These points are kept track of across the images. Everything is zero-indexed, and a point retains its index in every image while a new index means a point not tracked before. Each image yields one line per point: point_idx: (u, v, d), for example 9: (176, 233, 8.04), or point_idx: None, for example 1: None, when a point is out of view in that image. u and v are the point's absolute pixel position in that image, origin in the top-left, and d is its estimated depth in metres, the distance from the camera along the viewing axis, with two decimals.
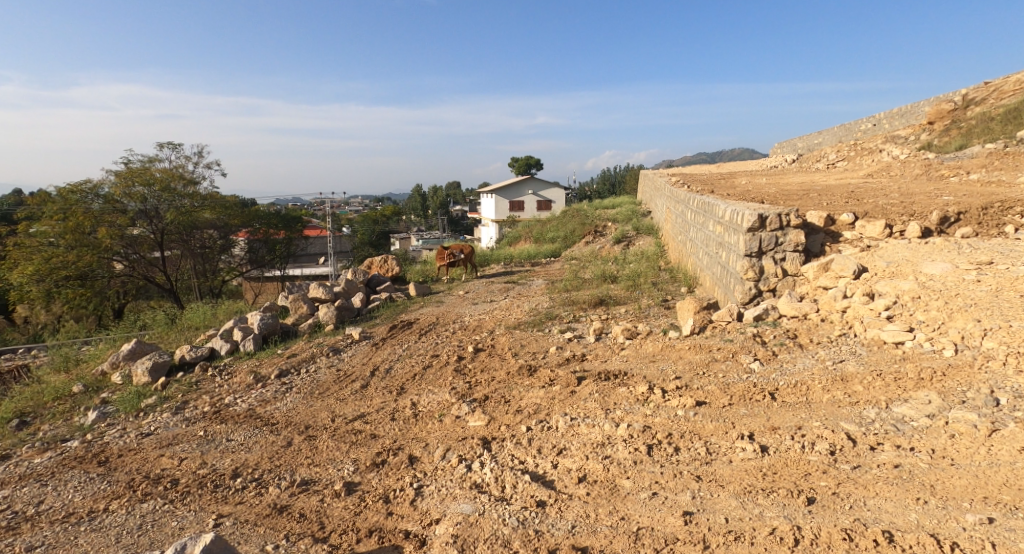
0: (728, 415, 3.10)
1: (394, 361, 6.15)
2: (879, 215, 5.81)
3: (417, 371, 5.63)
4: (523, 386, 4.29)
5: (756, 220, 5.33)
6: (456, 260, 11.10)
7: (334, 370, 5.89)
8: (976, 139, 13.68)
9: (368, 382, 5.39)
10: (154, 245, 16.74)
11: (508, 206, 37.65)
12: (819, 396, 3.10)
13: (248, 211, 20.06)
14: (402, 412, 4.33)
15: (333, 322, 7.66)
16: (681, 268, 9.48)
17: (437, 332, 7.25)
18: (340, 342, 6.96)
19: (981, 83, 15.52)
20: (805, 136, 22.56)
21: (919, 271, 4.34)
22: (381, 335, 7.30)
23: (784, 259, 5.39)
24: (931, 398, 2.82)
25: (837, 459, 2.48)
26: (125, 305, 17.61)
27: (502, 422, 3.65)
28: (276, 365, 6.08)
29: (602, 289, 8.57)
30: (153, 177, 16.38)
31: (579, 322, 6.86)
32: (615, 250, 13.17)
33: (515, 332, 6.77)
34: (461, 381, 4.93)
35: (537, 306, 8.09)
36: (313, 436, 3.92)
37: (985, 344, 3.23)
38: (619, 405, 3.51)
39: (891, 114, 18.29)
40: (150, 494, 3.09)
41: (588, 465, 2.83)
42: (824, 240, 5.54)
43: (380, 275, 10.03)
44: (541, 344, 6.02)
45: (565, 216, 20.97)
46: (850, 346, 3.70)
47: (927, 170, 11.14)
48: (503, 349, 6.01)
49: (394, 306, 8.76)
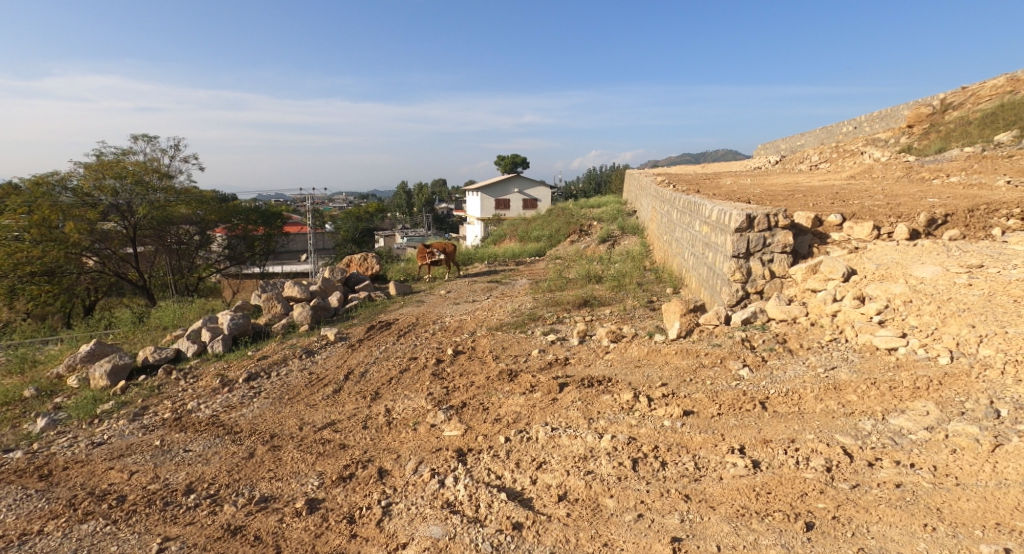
0: (717, 426, 2.93)
1: (369, 363, 5.91)
2: (866, 216, 5.72)
3: (394, 375, 5.41)
4: (502, 393, 4.09)
5: (744, 221, 5.20)
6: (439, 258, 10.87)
7: (306, 374, 5.63)
8: (954, 142, 13.81)
9: (341, 387, 5.15)
10: (127, 241, 16.27)
11: (493, 204, 37.43)
12: (812, 406, 2.95)
13: (226, 207, 19.57)
14: (375, 420, 4.11)
15: (308, 323, 7.39)
16: (666, 268, 9.36)
17: (416, 334, 7.02)
18: (314, 343, 6.70)
19: (959, 88, 15.69)
20: (788, 138, 22.69)
21: (910, 274, 4.22)
22: (358, 336, 7.04)
23: (771, 260, 5.27)
24: (929, 410, 2.67)
25: (834, 477, 2.32)
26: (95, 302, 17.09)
27: (479, 432, 3.45)
28: (244, 369, 5.80)
29: (586, 289, 8.40)
30: (125, 170, 16.04)
31: (562, 324, 6.68)
32: (600, 250, 13.05)
33: (497, 333, 6.57)
34: (438, 386, 4.71)
35: (520, 306, 7.90)
36: (278, 446, 3.68)
37: (981, 351, 3.08)
38: (602, 414, 3.34)
39: (872, 117, 18.45)
40: (91, 513, 2.84)
41: (569, 482, 2.64)
42: (811, 241, 5.42)
43: (359, 274, 9.76)
44: (523, 346, 5.83)
45: (550, 214, 20.81)
46: (842, 352, 3.56)
47: (909, 173, 11.18)
48: (484, 352, 5.80)
49: (373, 306, 8.49)
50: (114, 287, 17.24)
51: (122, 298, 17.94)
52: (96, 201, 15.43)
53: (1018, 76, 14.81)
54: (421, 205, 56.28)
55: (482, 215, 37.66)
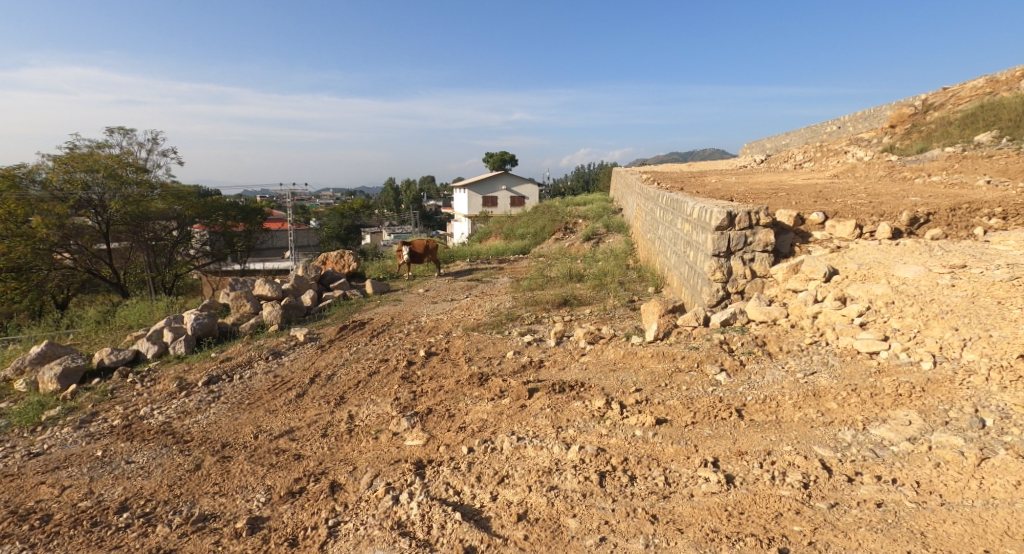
0: (691, 436, 2.76)
1: (338, 366, 5.67)
2: (848, 215, 5.60)
3: (362, 378, 5.18)
4: (471, 398, 3.89)
5: (725, 218, 5.05)
6: (419, 256, 10.63)
7: (270, 377, 5.38)
8: (936, 142, 13.85)
9: (305, 391, 4.92)
10: (101, 237, 15.95)
11: (481, 202, 37.18)
12: (790, 414, 2.79)
13: (206, 203, 19.11)
14: (336, 427, 3.90)
15: (279, 323, 7.14)
16: (648, 266, 9.22)
17: (390, 334, 6.78)
18: (282, 344, 6.44)
19: (940, 88, 15.77)
20: (773, 137, 22.73)
21: (892, 274, 4.09)
22: (330, 336, 6.80)
23: (752, 259, 5.13)
24: (911, 419, 2.52)
25: (811, 495, 2.16)
26: (68, 299, 16.68)
27: (442, 441, 3.25)
28: (205, 372, 5.55)
29: (567, 288, 8.22)
30: (97, 163, 15.27)
31: (540, 323, 6.50)
32: (584, 247, 12.89)
33: (472, 334, 6.36)
34: (406, 391, 4.50)
35: (499, 305, 7.71)
36: (228, 457, 3.46)
37: (965, 355, 2.93)
38: (572, 422, 3.15)
39: (855, 117, 18.51)
40: (10, 536, 2.65)
41: (530, 499, 2.46)
42: (793, 240, 5.30)
43: (335, 271, 9.49)
44: (498, 347, 5.64)
45: (537, 212, 20.62)
46: (822, 355, 3.41)
47: (891, 172, 11.15)
48: (458, 354, 5.59)
49: (347, 305, 8.24)
50: (88, 285, 16.77)
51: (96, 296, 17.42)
52: (66, 194, 14.88)
53: (997, 77, 14.90)
54: (408, 202, 55.83)
55: (470, 212, 37.40)
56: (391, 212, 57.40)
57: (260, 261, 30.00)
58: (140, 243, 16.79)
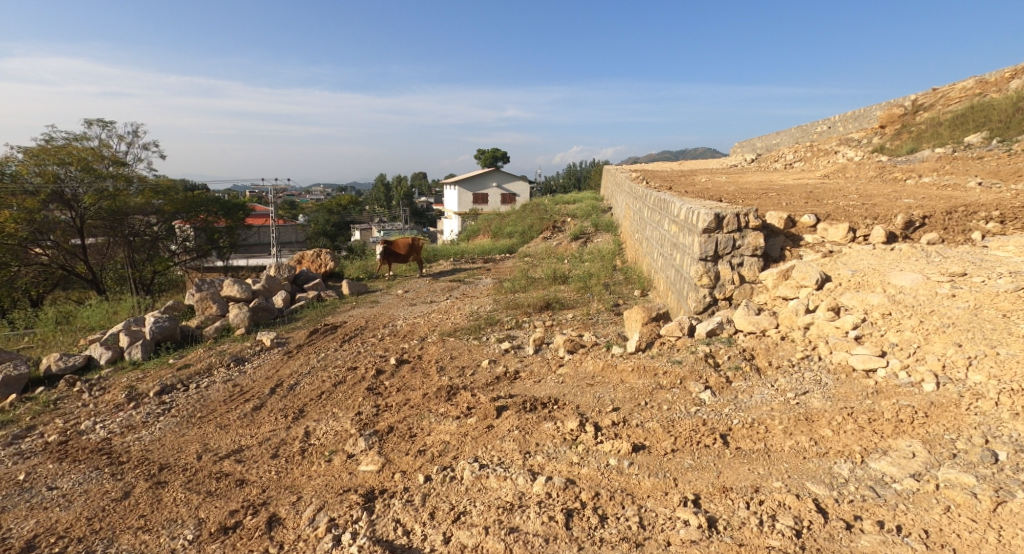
0: (670, 467, 2.47)
1: (303, 374, 5.33)
2: (841, 217, 5.33)
3: (326, 388, 4.85)
4: (435, 416, 3.59)
5: (712, 221, 4.77)
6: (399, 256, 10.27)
7: (229, 387, 5.05)
8: (926, 143, 13.70)
9: (263, 403, 4.59)
10: (77, 232, 15.17)
11: (471, 199, 36.82)
12: (781, 442, 2.51)
13: (189, 199, 18.58)
14: (288, 447, 3.58)
15: (245, 326, 6.82)
16: (636, 268, 8.96)
17: (363, 339, 6.45)
18: (245, 350, 6.09)
19: (929, 89, 15.65)
20: (763, 136, 22.56)
21: (888, 282, 3.82)
22: (298, 341, 6.46)
23: (741, 264, 4.87)
24: (915, 451, 2.24)
25: (804, 546, 1.88)
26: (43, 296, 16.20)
27: (398, 467, 2.95)
28: (159, 381, 5.21)
29: (550, 290, 7.93)
30: (69, 155, 15.02)
31: (520, 329, 6.20)
32: (572, 247, 12.60)
33: (448, 340, 6.05)
34: (370, 405, 4.18)
35: (479, 308, 7.39)
36: (162, 482, 3.16)
37: (972, 377, 2.66)
38: (541, 447, 2.86)
39: (845, 117, 18.38)
40: None
41: (486, 544, 2.18)
42: (783, 243, 5.03)
43: (310, 271, 9.12)
44: (474, 355, 5.34)
45: (525, 210, 20.31)
46: (815, 372, 3.13)
47: (882, 173, 10.96)
48: (431, 362, 5.27)
49: (321, 307, 7.89)
50: (63, 283, 16.19)
51: (71, 294, 16.91)
52: (36, 187, 14.35)
53: (986, 78, 14.81)
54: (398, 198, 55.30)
55: (460, 210, 37.03)
56: (381, 209, 56.83)
57: (244, 258, 29.45)
58: (119, 238, 16.16)
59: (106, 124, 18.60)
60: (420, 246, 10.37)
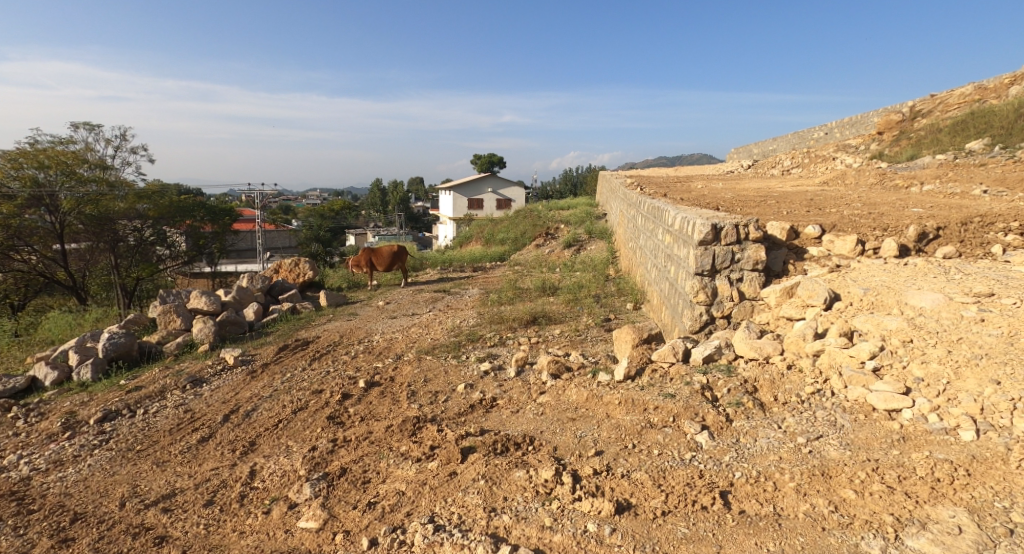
0: (660, 539, 2.07)
1: (263, 399, 4.87)
2: (847, 228, 4.92)
3: (284, 416, 4.38)
4: (395, 456, 3.15)
5: (709, 232, 4.38)
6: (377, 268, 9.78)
7: (179, 415, 4.59)
8: (925, 149, 13.39)
9: (213, 434, 4.13)
10: (57, 238, 14.74)
11: (466, 204, 36.40)
12: (793, 507, 2.09)
13: (175, 204, 17.65)
14: (225, 492, 3.13)
15: (210, 341, 6.39)
16: (628, 278, 8.54)
17: (334, 357, 5.98)
18: (205, 370, 5.64)
19: (928, 95, 15.37)
20: (760, 142, 22.31)
21: (906, 302, 3.40)
22: (264, 359, 5.99)
23: (740, 279, 4.46)
24: (962, 527, 1.83)
25: None
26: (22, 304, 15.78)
27: (341, 526, 2.52)
28: (104, 406, 4.76)
29: (538, 303, 7.50)
30: (48, 159, 14.44)
31: (502, 346, 5.76)
32: (564, 255, 12.19)
33: (426, 358, 5.61)
34: (326, 440, 3.73)
35: (461, 322, 6.96)
36: (68, 540, 2.73)
37: (1019, 425, 2.24)
38: (509, 503, 2.43)
39: (843, 123, 18.13)
40: None
41: None
42: (786, 256, 4.62)
43: (285, 281, 8.67)
44: (450, 377, 4.90)
45: (518, 215, 19.89)
46: (829, 410, 2.71)
47: (882, 180, 10.61)
48: (403, 385, 4.81)
49: (294, 320, 7.44)
50: (44, 290, 15.70)
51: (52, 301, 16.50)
52: (15, 191, 13.90)
53: (986, 84, 14.52)
54: (393, 203, 54.77)
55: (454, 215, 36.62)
56: (376, 213, 56.31)
57: (235, 264, 28.97)
58: (101, 244, 15.71)
59: (93, 129, 18.25)
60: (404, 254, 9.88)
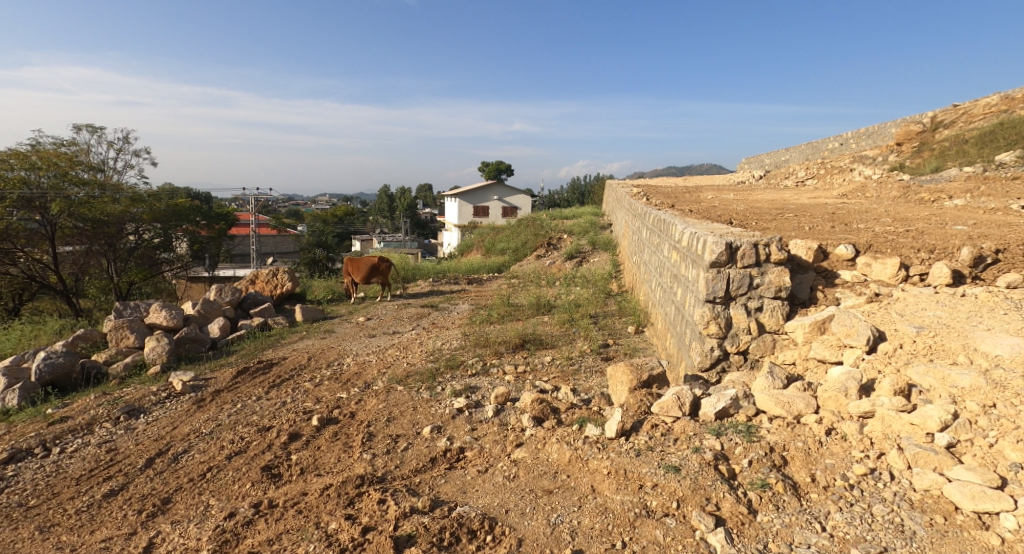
0: None
1: (200, 437, 4.20)
2: (885, 247, 4.18)
3: (216, 463, 3.70)
4: (318, 542, 2.46)
5: (723, 252, 3.71)
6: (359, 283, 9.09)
7: (97, 456, 3.93)
8: (950, 161, 12.58)
9: (124, 486, 3.46)
10: (47, 241, 14.10)
11: (471, 211, 35.80)
12: None
13: (172, 210, 17.02)
14: None
15: (162, 362, 5.76)
16: (632, 296, 7.82)
17: (296, 385, 5.29)
18: (147, 398, 4.97)
19: (950, 104, 14.59)
20: (772, 152, 21.59)
21: (976, 347, 2.68)
22: (218, 386, 5.32)
23: (759, 308, 3.76)
24: None
25: None
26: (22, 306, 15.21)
27: None
28: (16, 443, 4.13)
29: (530, 323, 6.80)
30: (39, 161, 13.87)
31: (484, 376, 5.07)
32: (565, 268, 11.48)
33: (396, 388, 4.92)
34: (249, 503, 3.03)
35: (445, 343, 6.28)
36: None
37: None
38: None
39: (858, 134, 17.38)
40: None
41: None
42: (814, 282, 3.91)
43: (259, 294, 8.04)
44: (418, 415, 4.21)
45: (521, 223, 19.19)
46: (893, 506, 2.00)
47: (906, 193, 9.85)
48: (363, 425, 4.09)
49: (263, 338, 6.78)
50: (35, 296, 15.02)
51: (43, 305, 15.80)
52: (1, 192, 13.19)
53: (1013, 94, 13.75)
54: (400, 210, 54.29)
55: (459, 222, 36.00)
56: (382, 219, 55.83)
57: (234, 269, 28.41)
58: (95, 246, 15.23)
59: (94, 130, 17.75)
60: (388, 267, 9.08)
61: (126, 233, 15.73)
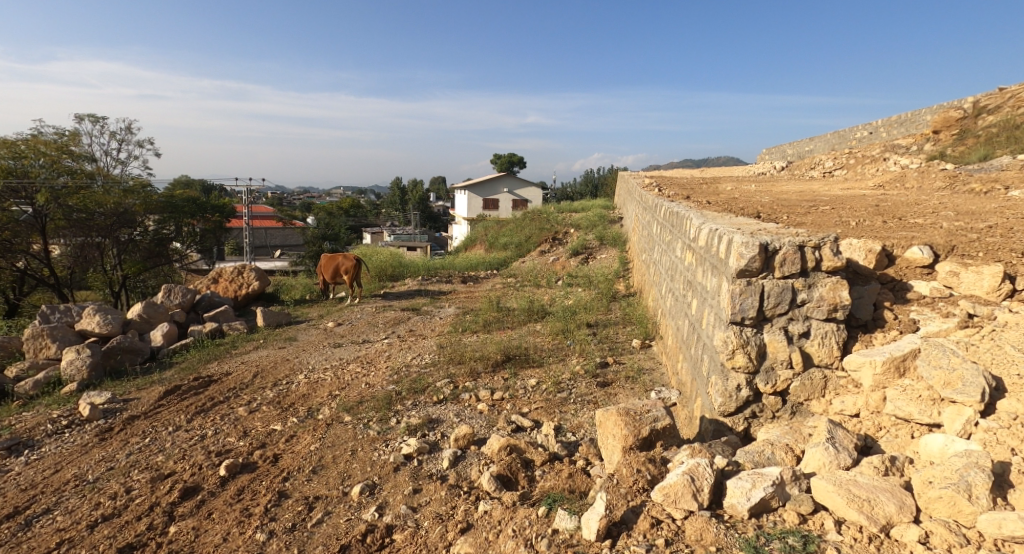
0: None
1: (77, 487, 3.29)
2: (974, 250, 3.11)
3: (72, 533, 2.78)
4: None
5: (755, 255, 2.70)
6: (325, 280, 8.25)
7: None
8: (1000, 148, 11.27)
9: None
10: (37, 234, 13.03)
11: (481, 204, 34.74)
12: None
13: (173, 207, 15.84)
14: None
15: (81, 378, 4.89)
16: (639, 301, 6.80)
17: (227, 412, 4.36)
18: (41, 427, 4.08)
19: (995, 88, 13.20)
20: (795, 142, 20.30)
21: None
22: (136, 410, 4.43)
23: (804, 333, 2.75)
24: None
25: None
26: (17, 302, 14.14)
27: None
28: None
29: (519, 333, 5.82)
30: (22, 149, 12.95)
31: (451, 404, 4.11)
32: (569, 265, 10.45)
33: (342, 420, 3.97)
34: None
35: (416, 358, 5.33)
36: None
37: None
38: None
39: (890, 122, 16.08)
40: None
41: None
42: (879, 297, 2.88)
43: (218, 296, 7.17)
44: (355, 462, 3.26)
45: (527, 216, 18.14)
46: None
47: (955, 183, 8.66)
48: (278, 477, 3.15)
49: (211, 348, 5.89)
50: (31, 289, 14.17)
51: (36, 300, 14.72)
52: None
53: None
54: (410, 203, 53.44)
55: (467, 215, 35.00)
56: (392, 212, 55.02)
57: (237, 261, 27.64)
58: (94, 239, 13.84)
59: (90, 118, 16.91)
60: (351, 268, 7.99)
61: (124, 225, 14.33)
